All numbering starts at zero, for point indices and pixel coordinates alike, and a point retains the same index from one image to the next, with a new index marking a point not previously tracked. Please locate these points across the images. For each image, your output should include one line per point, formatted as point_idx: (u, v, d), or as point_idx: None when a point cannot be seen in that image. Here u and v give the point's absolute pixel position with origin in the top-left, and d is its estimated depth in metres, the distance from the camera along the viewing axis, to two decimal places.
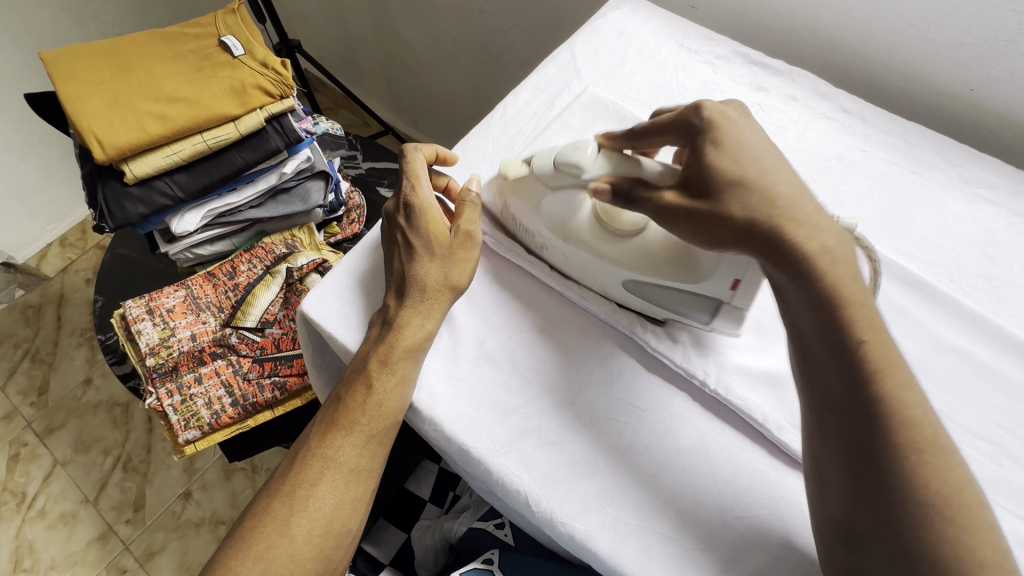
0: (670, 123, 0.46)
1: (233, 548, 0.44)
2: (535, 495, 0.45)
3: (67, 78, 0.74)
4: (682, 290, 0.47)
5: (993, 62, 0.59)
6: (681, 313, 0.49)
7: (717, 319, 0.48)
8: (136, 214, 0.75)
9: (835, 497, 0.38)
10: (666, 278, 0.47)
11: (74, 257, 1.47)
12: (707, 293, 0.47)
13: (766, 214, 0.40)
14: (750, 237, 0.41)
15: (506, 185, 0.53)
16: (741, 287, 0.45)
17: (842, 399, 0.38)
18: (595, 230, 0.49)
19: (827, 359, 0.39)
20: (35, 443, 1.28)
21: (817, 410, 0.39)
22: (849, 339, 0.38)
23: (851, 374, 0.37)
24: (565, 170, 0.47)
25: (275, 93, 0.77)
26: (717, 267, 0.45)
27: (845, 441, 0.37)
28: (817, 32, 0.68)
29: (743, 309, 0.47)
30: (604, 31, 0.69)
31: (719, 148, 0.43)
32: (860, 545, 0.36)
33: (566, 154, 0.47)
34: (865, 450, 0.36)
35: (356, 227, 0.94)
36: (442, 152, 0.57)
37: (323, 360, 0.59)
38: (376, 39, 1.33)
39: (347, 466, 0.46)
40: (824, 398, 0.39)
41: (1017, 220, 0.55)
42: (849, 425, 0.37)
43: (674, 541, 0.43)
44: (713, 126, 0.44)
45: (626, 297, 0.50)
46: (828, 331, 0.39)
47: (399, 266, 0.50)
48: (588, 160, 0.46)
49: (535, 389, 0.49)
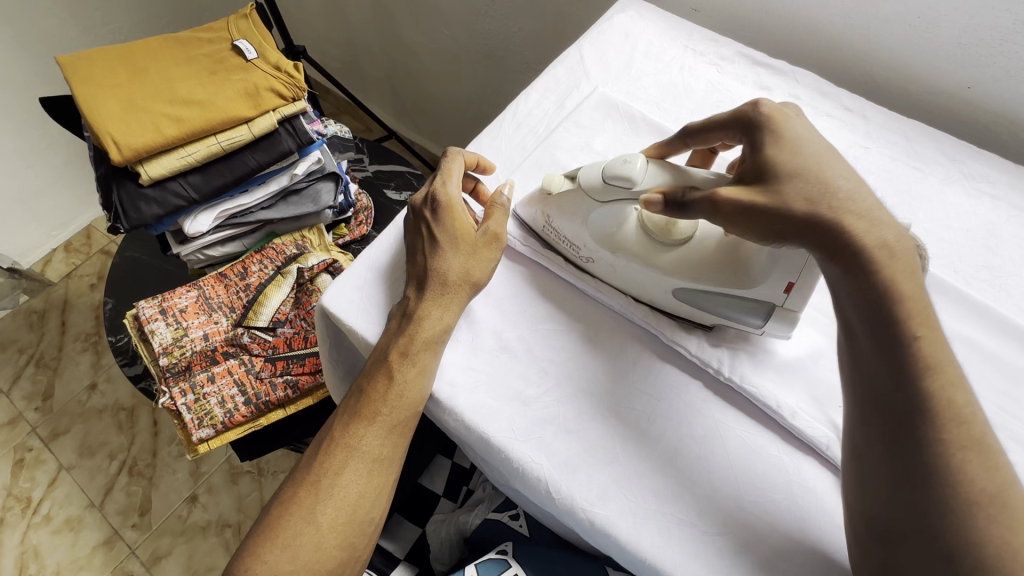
0: (723, 123, 0.48)
1: (261, 537, 0.46)
2: (555, 482, 0.46)
3: (84, 81, 0.75)
4: (734, 294, 0.48)
5: (991, 60, 0.61)
6: (731, 321, 0.50)
7: (769, 322, 0.48)
8: (151, 215, 0.76)
9: (873, 491, 0.39)
10: (717, 281, 0.48)
11: (79, 262, 1.47)
12: (759, 297, 0.48)
13: (824, 207, 0.41)
14: (806, 234, 0.41)
15: (550, 200, 0.53)
16: (794, 290, 0.47)
17: (886, 392, 0.39)
18: (643, 241, 0.51)
19: (874, 354, 0.39)
20: (40, 448, 1.28)
21: (862, 405, 0.40)
22: (899, 335, 0.38)
23: (896, 364, 0.38)
24: (615, 183, 0.48)
25: (288, 95, 0.78)
26: (771, 270, 0.47)
27: (887, 436, 0.38)
28: (815, 35, 0.70)
29: (795, 313, 0.48)
30: (610, 34, 0.70)
31: (778, 144, 0.44)
32: (896, 541, 0.37)
33: (614, 167, 0.47)
34: (907, 442, 0.37)
35: (364, 228, 0.96)
36: (482, 160, 0.58)
37: (340, 354, 0.60)
38: (380, 47, 1.35)
39: (370, 455, 0.47)
40: (868, 388, 0.40)
41: (1017, 213, 0.57)
42: (892, 420, 0.38)
43: (693, 525, 0.44)
44: (768, 121, 0.45)
45: (674, 306, 0.51)
46: (877, 324, 0.39)
47: (422, 259, 0.52)
48: (640, 172, 0.47)
49: (553, 379, 0.50)
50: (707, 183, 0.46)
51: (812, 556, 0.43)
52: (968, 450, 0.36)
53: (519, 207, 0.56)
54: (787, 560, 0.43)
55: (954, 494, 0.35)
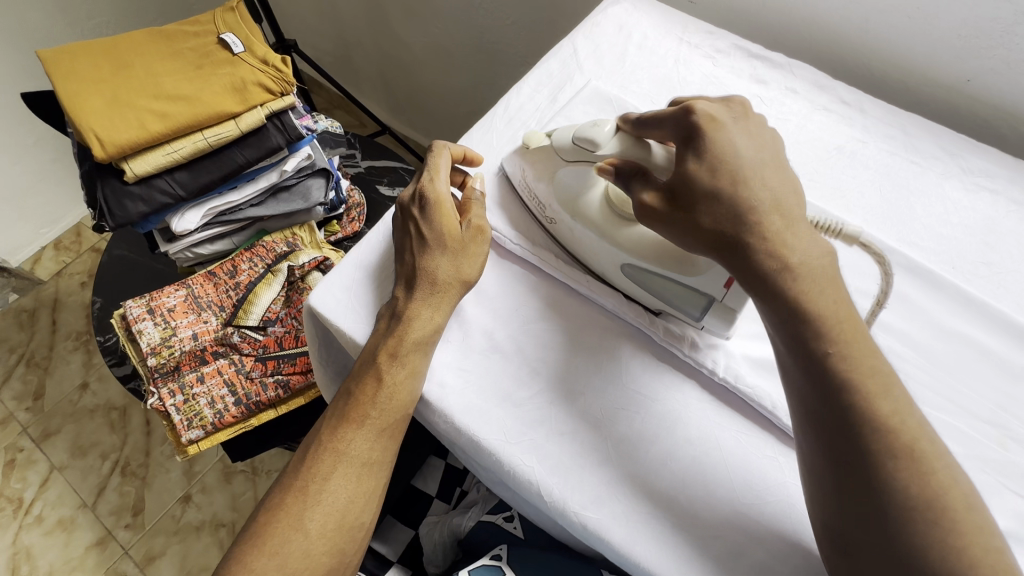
0: (663, 119, 0.46)
1: (248, 545, 0.45)
2: (546, 486, 0.45)
3: (66, 76, 0.73)
4: (677, 281, 0.49)
5: (990, 53, 0.60)
6: (674, 309, 0.50)
7: (708, 316, 0.49)
8: (137, 213, 0.74)
9: (822, 506, 0.38)
10: (660, 268, 0.49)
11: (69, 260, 1.45)
12: (701, 288, 0.48)
13: (734, 229, 0.41)
14: (725, 253, 0.42)
15: (528, 155, 0.55)
16: (733, 288, 0.46)
17: (813, 407, 0.38)
18: (603, 210, 0.52)
19: (798, 370, 0.39)
20: (31, 448, 1.27)
21: (795, 421, 0.40)
22: (816, 351, 0.38)
23: (819, 380, 0.38)
24: (581, 145, 0.49)
25: (276, 90, 0.77)
26: (709, 266, 0.47)
27: (824, 448, 0.38)
28: (814, 26, 0.69)
29: (735, 310, 0.47)
30: (604, 26, 0.69)
31: (700, 158, 0.43)
32: (855, 552, 0.36)
33: (583, 130, 0.49)
34: (842, 456, 0.37)
35: (356, 225, 0.94)
36: (470, 153, 0.57)
37: (329, 355, 0.59)
38: (372, 40, 1.33)
39: (359, 460, 0.47)
40: (794, 404, 0.40)
41: (1016, 208, 0.56)
42: (824, 433, 0.38)
43: (688, 529, 0.43)
44: (701, 130, 0.43)
45: (622, 282, 0.52)
46: (795, 341, 0.39)
47: (410, 258, 0.51)
48: (604, 137, 0.48)
49: (544, 380, 0.49)
50: (659, 168, 0.46)
51: (810, 560, 0.42)
52: (902, 459, 0.35)
53: (504, 161, 0.58)
54: (783, 564, 0.42)
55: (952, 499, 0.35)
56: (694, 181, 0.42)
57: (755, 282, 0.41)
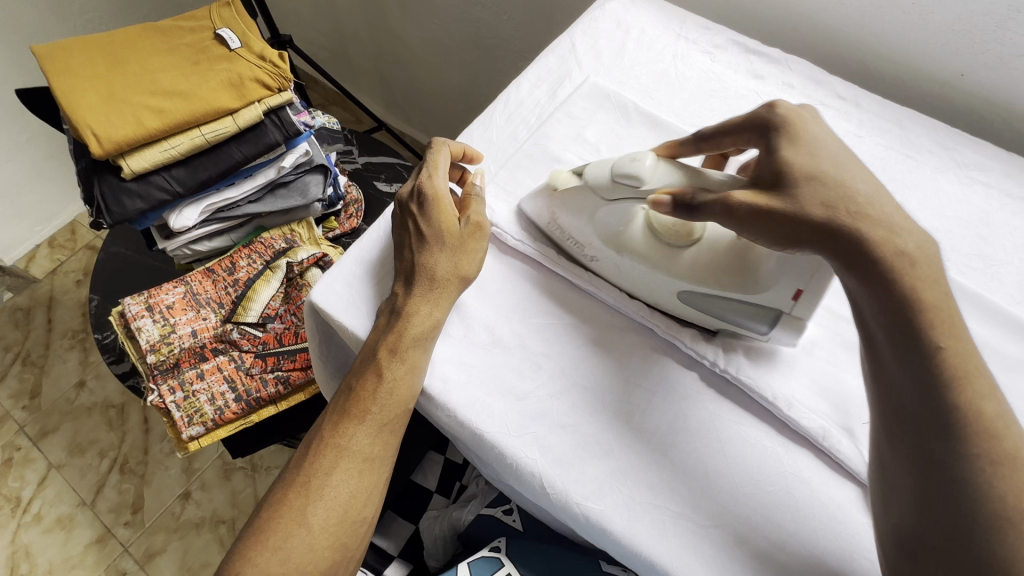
0: (740, 125, 0.46)
1: (252, 539, 0.45)
2: (549, 477, 0.45)
3: (60, 72, 0.73)
4: (740, 301, 0.47)
5: (983, 48, 0.60)
6: (737, 325, 0.49)
7: (776, 328, 0.48)
8: (134, 210, 0.74)
9: (899, 507, 0.37)
10: (724, 287, 0.47)
11: (64, 258, 1.44)
12: (766, 304, 0.47)
13: (844, 212, 0.39)
14: (828, 238, 0.39)
15: (555, 196, 0.52)
16: (802, 297, 0.45)
17: (912, 407, 0.36)
18: (650, 242, 0.50)
19: (898, 364, 0.37)
20: (28, 446, 1.26)
21: (887, 419, 0.38)
22: (927, 347, 0.36)
23: (923, 377, 0.36)
24: (622, 182, 0.47)
25: (273, 86, 0.77)
26: (778, 277, 0.45)
27: (915, 449, 0.36)
28: (809, 20, 0.69)
29: (802, 318, 0.47)
30: (602, 22, 0.69)
31: (794, 145, 0.42)
32: (924, 557, 0.35)
33: (622, 165, 0.46)
34: (935, 459, 0.35)
35: (354, 222, 0.94)
36: (470, 150, 0.57)
37: (330, 350, 0.60)
38: (368, 35, 1.33)
39: (361, 454, 0.47)
40: (888, 397, 0.38)
41: (1009, 201, 0.57)
42: (919, 434, 0.36)
43: (687, 518, 0.44)
44: (787, 123, 0.43)
45: (679, 309, 0.50)
46: (902, 335, 0.37)
47: (409, 255, 0.51)
48: (648, 171, 0.46)
49: (546, 373, 0.50)
50: (722, 186, 0.44)
51: (804, 547, 0.43)
52: (1002, 466, 0.34)
53: (522, 203, 0.55)
54: (780, 551, 0.43)
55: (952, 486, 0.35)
56: (791, 167, 0.41)
57: (859, 271, 0.38)
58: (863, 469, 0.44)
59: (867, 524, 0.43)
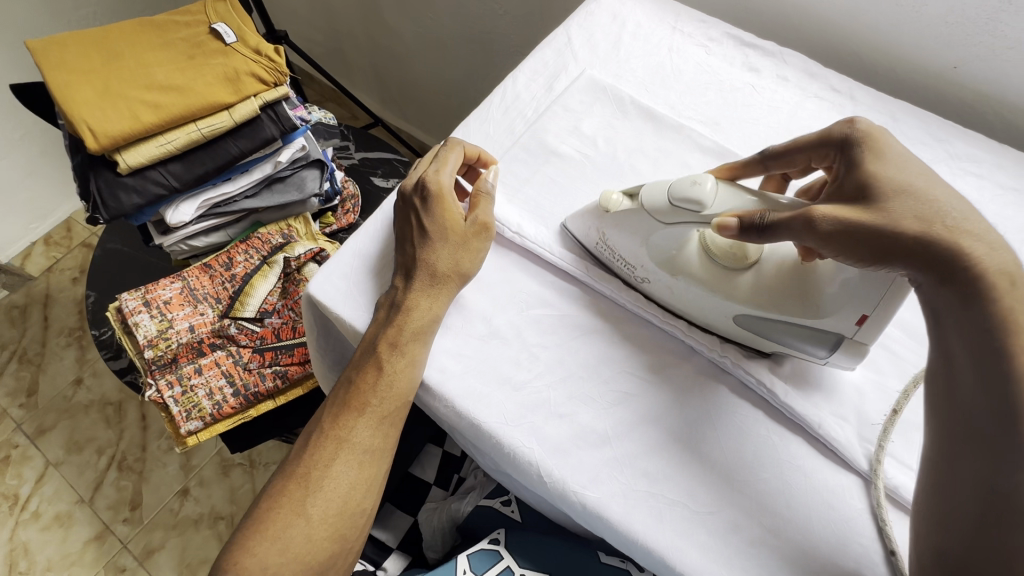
0: (817, 144, 0.47)
1: (250, 529, 0.46)
2: (546, 466, 0.46)
3: (55, 66, 0.72)
4: (800, 326, 0.45)
5: (975, 40, 0.61)
6: (795, 349, 0.47)
7: (836, 353, 0.46)
8: (131, 205, 0.74)
9: (947, 524, 0.36)
10: (784, 312, 0.46)
11: (60, 256, 1.44)
12: (829, 329, 0.45)
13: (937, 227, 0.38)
14: (915, 252, 0.38)
15: (607, 219, 0.51)
16: (866, 323, 0.43)
17: (984, 425, 0.35)
18: (706, 265, 0.49)
19: (976, 383, 0.35)
20: (26, 444, 1.26)
21: (949, 439, 0.37)
22: (1011, 368, 0.34)
23: (996, 398, 0.34)
24: (683, 206, 0.46)
25: (270, 80, 0.77)
26: (843, 302, 0.43)
27: (980, 472, 0.35)
28: (803, 13, 0.69)
29: (865, 344, 0.45)
30: (598, 15, 0.69)
31: (881, 158, 0.42)
32: None
33: (683, 189, 0.46)
34: (998, 486, 0.34)
35: (350, 217, 0.95)
36: (484, 154, 0.57)
37: (328, 343, 0.60)
38: (364, 30, 1.32)
39: (361, 446, 0.47)
40: (957, 415, 0.36)
41: (1001, 191, 0.57)
42: (989, 458, 0.34)
43: (683, 506, 0.45)
44: (868, 138, 0.43)
45: (731, 331, 0.49)
46: (984, 353, 0.35)
47: (411, 250, 0.51)
48: (710, 195, 0.45)
49: (543, 364, 0.50)
50: (791, 208, 0.44)
51: (796, 532, 0.44)
52: None
53: (567, 222, 0.55)
54: (773, 537, 0.44)
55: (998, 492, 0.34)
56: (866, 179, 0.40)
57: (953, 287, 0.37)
58: (857, 455, 0.45)
59: (863, 509, 0.44)
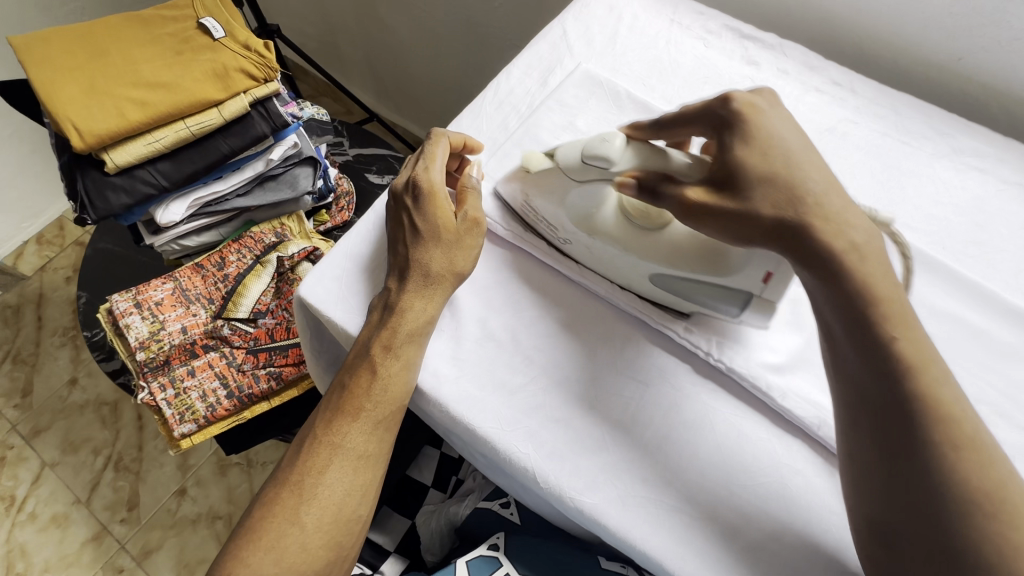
0: (698, 115, 0.45)
1: (243, 539, 0.45)
2: (541, 471, 0.45)
3: (40, 63, 0.71)
4: (711, 284, 0.47)
5: (982, 31, 0.59)
6: (709, 308, 0.48)
7: (747, 311, 0.47)
8: (119, 205, 0.72)
9: (867, 493, 0.37)
10: (691, 272, 0.47)
11: (52, 255, 1.42)
12: (735, 286, 0.46)
13: (793, 213, 0.39)
14: (782, 235, 0.40)
15: (529, 179, 0.51)
16: (772, 280, 0.45)
17: (872, 392, 0.37)
18: (622, 225, 0.49)
19: (855, 357, 0.38)
20: (21, 445, 1.25)
21: (847, 408, 0.38)
22: (880, 338, 0.37)
23: (879, 367, 0.36)
24: (592, 162, 0.46)
25: (259, 76, 0.75)
26: (746, 261, 0.45)
27: (874, 434, 0.36)
28: (804, 4, 0.68)
29: (772, 301, 0.46)
30: (594, 7, 0.68)
31: (748, 144, 0.42)
32: (898, 543, 0.35)
33: (593, 146, 0.46)
34: (892, 447, 0.35)
35: (345, 214, 0.93)
36: (470, 141, 0.56)
37: (322, 345, 0.59)
38: (357, 23, 1.30)
39: (355, 452, 0.46)
40: (846, 394, 0.38)
41: (1006, 187, 0.56)
42: (879, 423, 0.36)
43: (681, 512, 0.44)
44: (740, 118, 0.43)
45: (650, 290, 0.50)
46: (854, 326, 0.38)
47: (403, 249, 0.50)
48: (617, 152, 0.45)
49: (538, 367, 0.49)
50: (682, 173, 0.44)
51: (801, 538, 0.43)
52: (963, 450, 0.34)
53: (499, 185, 0.54)
54: (777, 542, 0.43)
55: (972, 483, 0.33)
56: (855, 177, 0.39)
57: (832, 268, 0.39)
58: None
59: None
